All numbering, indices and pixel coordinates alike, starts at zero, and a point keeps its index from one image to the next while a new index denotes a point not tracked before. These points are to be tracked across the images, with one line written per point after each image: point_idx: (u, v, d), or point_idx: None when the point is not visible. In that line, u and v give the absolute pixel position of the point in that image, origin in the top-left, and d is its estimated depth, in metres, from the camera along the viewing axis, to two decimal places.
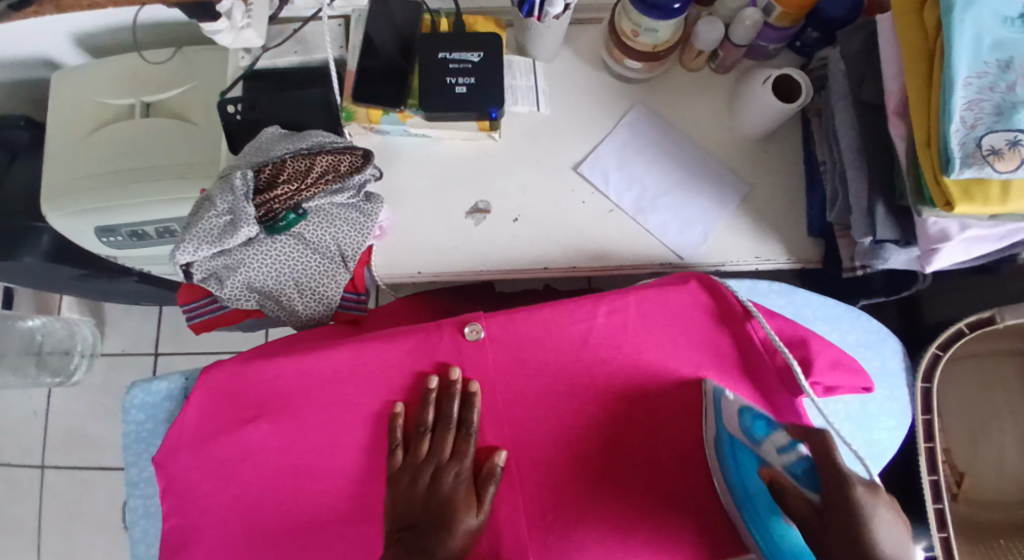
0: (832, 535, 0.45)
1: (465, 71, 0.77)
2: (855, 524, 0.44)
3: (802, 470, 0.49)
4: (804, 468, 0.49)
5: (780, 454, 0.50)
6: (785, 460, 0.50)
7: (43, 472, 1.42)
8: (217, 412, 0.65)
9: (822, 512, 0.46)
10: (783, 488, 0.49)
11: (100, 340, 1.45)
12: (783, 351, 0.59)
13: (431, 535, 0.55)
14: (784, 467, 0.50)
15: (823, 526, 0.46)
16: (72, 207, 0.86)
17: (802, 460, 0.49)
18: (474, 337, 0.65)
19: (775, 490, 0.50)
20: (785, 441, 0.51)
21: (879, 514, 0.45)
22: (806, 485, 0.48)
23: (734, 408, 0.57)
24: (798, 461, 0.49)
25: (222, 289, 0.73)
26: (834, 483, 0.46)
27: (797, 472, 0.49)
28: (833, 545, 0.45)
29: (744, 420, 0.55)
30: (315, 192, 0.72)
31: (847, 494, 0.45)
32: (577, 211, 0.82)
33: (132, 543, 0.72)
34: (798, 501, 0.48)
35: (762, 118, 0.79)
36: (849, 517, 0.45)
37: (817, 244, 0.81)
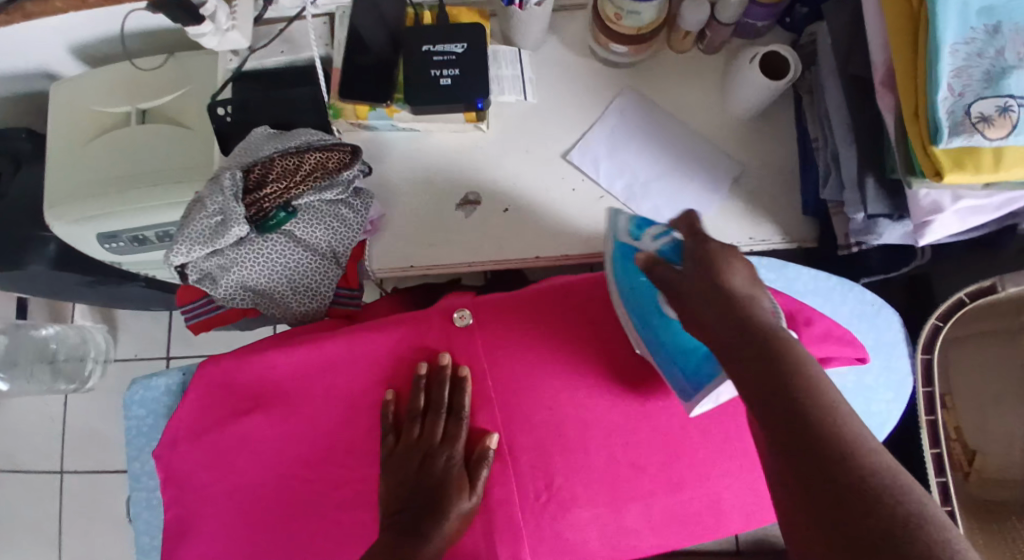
0: (695, 289, 0.49)
1: (449, 63, 0.77)
2: (712, 269, 0.49)
3: (670, 250, 0.55)
4: (672, 249, 0.55)
5: (657, 242, 0.57)
6: (660, 246, 0.57)
7: (61, 475, 1.45)
8: (214, 405, 0.67)
9: (682, 271, 0.50)
10: (654, 267, 0.52)
11: (113, 345, 1.48)
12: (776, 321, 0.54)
13: (427, 516, 0.56)
14: (657, 250, 0.56)
15: (685, 282, 0.50)
16: (73, 214, 0.87)
17: (673, 245, 0.56)
18: (463, 323, 0.65)
19: (645, 270, 0.53)
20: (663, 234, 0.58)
21: (734, 260, 0.49)
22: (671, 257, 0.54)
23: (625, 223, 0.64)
24: (670, 246, 0.56)
25: (216, 290, 0.74)
26: (694, 247, 0.52)
27: (667, 252, 0.55)
28: (696, 297, 0.48)
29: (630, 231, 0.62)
30: (304, 188, 0.74)
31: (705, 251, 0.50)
32: (567, 199, 0.82)
33: (136, 535, 0.73)
34: (663, 271, 0.52)
35: (752, 97, 0.78)
36: (705, 268, 0.49)
37: (813, 223, 0.80)
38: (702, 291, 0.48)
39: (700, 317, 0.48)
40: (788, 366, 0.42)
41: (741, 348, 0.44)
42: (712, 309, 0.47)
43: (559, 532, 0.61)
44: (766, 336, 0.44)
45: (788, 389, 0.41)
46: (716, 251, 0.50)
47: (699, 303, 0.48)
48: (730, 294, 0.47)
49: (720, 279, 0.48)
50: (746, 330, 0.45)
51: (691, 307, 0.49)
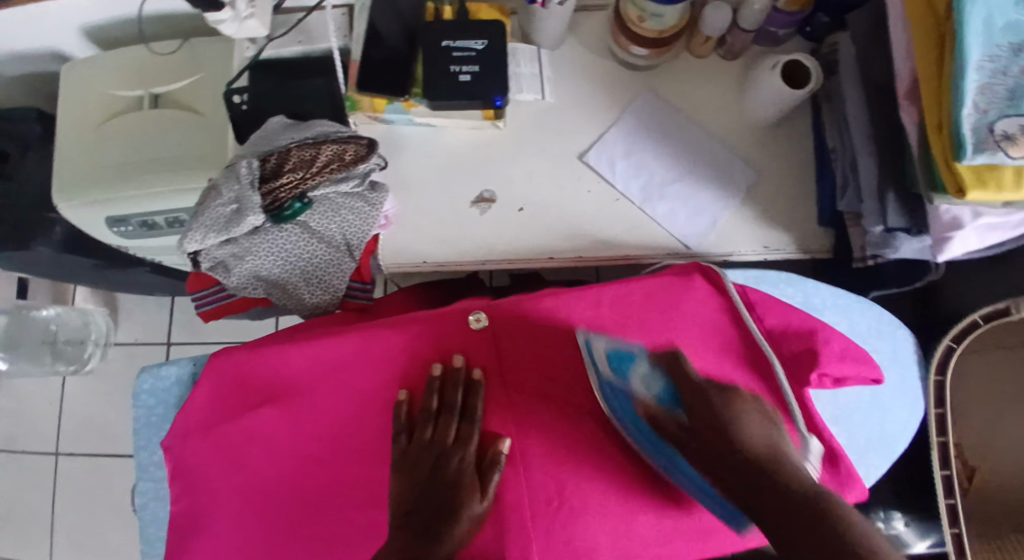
0: (709, 441, 0.51)
1: (469, 59, 0.76)
2: (727, 427, 0.51)
3: (668, 396, 0.55)
4: (668, 392, 0.55)
5: (646, 383, 0.56)
6: (652, 389, 0.56)
7: (58, 458, 1.45)
8: (226, 400, 0.67)
9: (694, 426, 0.52)
10: (656, 419, 0.55)
11: (114, 329, 1.47)
12: (770, 357, 0.62)
13: (438, 520, 0.56)
14: (652, 396, 0.56)
15: (700, 434, 0.52)
16: (83, 197, 0.87)
17: (667, 386, 0.56)
18: (477, 325, 0.66)
19: (651, 422, 0.55)
20: (650, 369, 0.57)
21: (744, 416, 0.52)
22: (670, 405, 0.55)
23: (602, 354, 0.60)
24: (664, 388, 0.56)
25: (229, 278, 0.74)
26: (696, 396, 0.53)
27: (664, 397, 0.55)
28: (712, 450, 0.50)
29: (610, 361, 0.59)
30: (320, 180, 0.73)
31: (709, 403, 0.52)
32: (582, 200, 0.82)
33: (142, 525, 0.73)
34: (671, 423, 0.54)
35: (772, 103, 0.78)
36: (722, 426, 0.51)
37: (828, 233, 0.80)
38: (718, 448, 0.50)
39: (723, 475, 0.49)
40: (829, 518, 0.43)
41: (774, 504, 0.45)
42: (731, 461, 0.49)
43: (570, 540, 0.61)
44: (792, 485, 0.46)
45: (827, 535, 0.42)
46: (718, 401, 0.53)
47: (716, 457, 0.50)
48: (750, 450, 0.49)
49: (734, 432, 0.50)
50: (766, 479, 0.47)
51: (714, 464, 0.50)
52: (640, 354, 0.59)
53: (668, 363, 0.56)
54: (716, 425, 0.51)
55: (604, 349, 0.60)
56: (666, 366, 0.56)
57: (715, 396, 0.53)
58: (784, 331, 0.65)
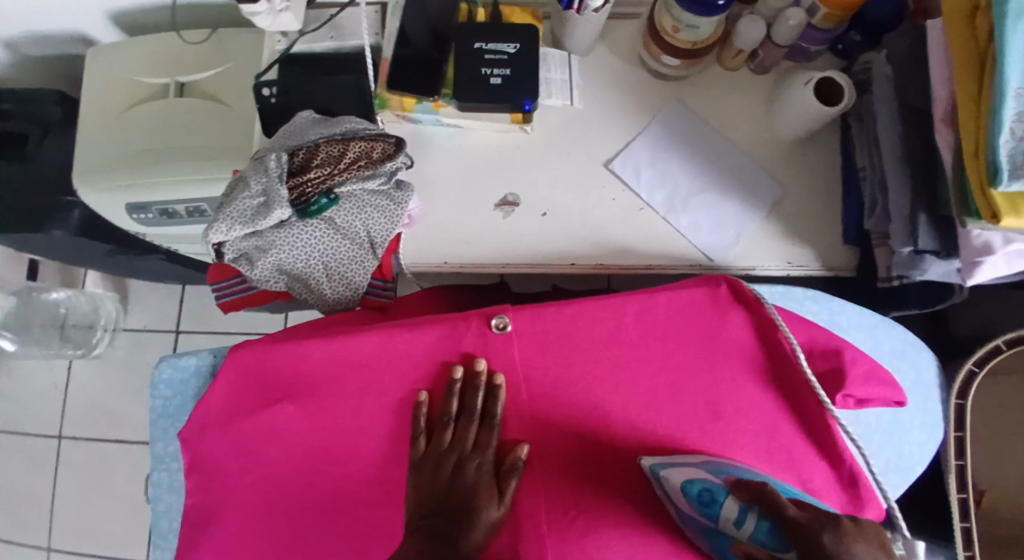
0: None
1: (500, 62, 0.76)
2: None
3: (769, 536, 0.47)
4: (767, 531, 0.48)
5: (741, 526, 0.49)
6: (752, 531, 0.48)
7: (61, 443, 1.44)
8: (244, 394, 0.66)
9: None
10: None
11: (123, 315, 1.47)
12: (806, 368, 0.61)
13: (456, 523, 0.55)
14: (750, 538, 0.48)
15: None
16: (106, 182, 0.87)
17: (764, 525, 0.48)
18: (500, 330, 0.64)
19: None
20: (741, 509, 0.50)
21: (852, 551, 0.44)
22: (775, 549, 0.46)
23: (677, 489, 0.56)
24: (762, 527, 0.48)
25: (253, 271, 0.73)
26: (801, 535, 0.45)
27: (764, 538, 0.47)
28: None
29: (691, 496, 0.54)
30: (347, 176, 0.73)
31: (818, 544, 0.44)
32: (607, 208, 0.82)
33: (155, 517, 0.73)
34: None
35: (803, 119, 0.78)
36: None
37: (852, 252, 0.80)
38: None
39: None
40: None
41: None
42: None
43: (585, 551, 0.59)
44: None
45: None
46: (825, 538, 0.44)
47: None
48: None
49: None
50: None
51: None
52: (720, 484, 0.54)
53: (759, 500, 0.49)
54: None
55: (677, 480, 0.56)
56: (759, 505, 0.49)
57: (827, 537, 0.44)
58: (811, 351, 0.65)
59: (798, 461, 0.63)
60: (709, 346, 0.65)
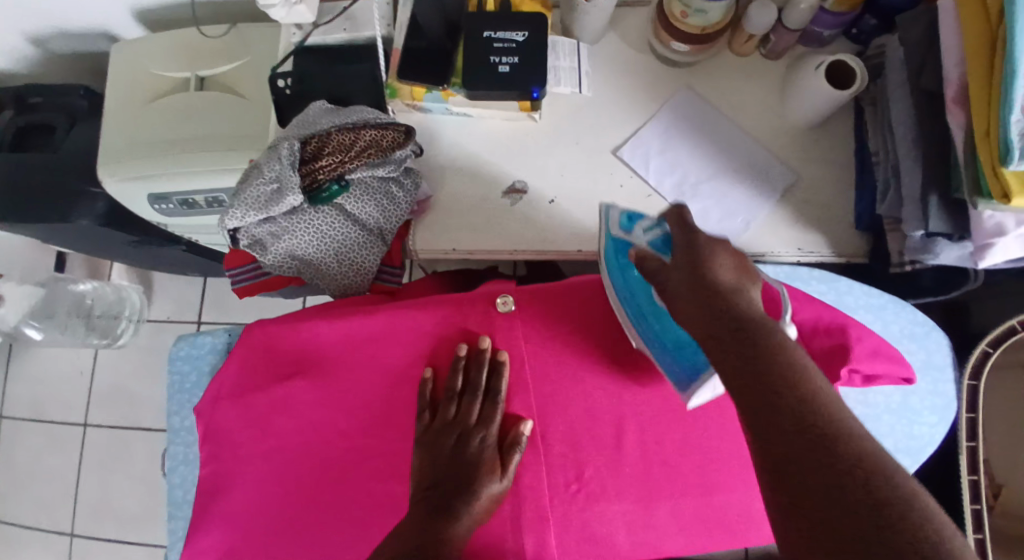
0: (688, 287, 0.49)
1: (509, 50, 0.77)
2: (703, 263, 0.49)
3: (661, 243, 0.57)
4: (662, 241, 0.57)
5: (647, 234, 0.59)
6: (651, 239, 0.59)
7: (86, 428, 1.49)
8: (256, 369, 0.68)
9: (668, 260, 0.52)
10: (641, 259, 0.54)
11: (147, 305, 1.51)
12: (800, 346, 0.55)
13: (456, 496, 0.57)
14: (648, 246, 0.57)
15: (678, 273, 0.50)
16: (126, 172, 0.89)
17: (662, 236, 0.58)
18: (505, 309, 0.65)
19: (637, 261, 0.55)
20: (654, 226, 0.60)
21: (719, 250, 0.50)
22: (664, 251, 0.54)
23: (616, 217, 0.64)
24: (659, 238, 0.58)
25: (266, 256, 0.75)
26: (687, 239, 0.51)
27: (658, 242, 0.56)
28: (681, 283, 0.49)
29: (622, 220, 0.63)
30: (358, 164, 0.74)
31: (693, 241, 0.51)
32: (614, 194, 0.82)
33: (170, 488, 0.76)
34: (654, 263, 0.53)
35: (814, 103, 0.77)
36: (696, 265, 0.49)
37: (864, 238, 0.79)
38: (687, 278, 0.49)
39: (683, 312, 0.49)
40: (767, 338, 0.44)
41: (734, 360, 0.44)
42: (701, 304, 0.47)
43: (587, 523, 0.62)
44: (748, 318, 0.46)
45: (776, 375, 0.42)
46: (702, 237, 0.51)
47: (683, 292, 0.49)
48: (716, 283, 0.47)
49: (703, 273, 0.48)
50: (729, 312, 0.46)
51: (674, 294, 0.50)
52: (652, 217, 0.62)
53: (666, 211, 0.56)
54: (693, 260, 0.49)
55: (618, 211, 0.64)
56: (663, 219, 0.58)
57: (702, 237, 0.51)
58: (815, 327, 0.63)
59: None
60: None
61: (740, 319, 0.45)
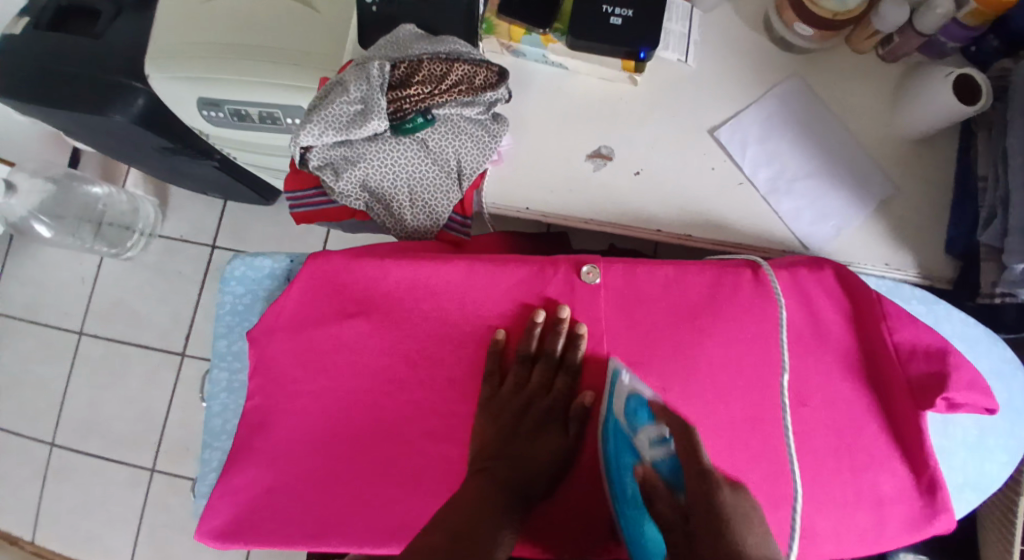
0: None
1: (624, 2, 0.71)
2: (727, 527, 0.43)
3: (669, 469, 0.49)
4: (671, 464, 0.49)
5: (650, 447, 0.51)
6: (655, 455, 0.50)
7: (81, 339, 1.43)
8: (316, 303, 0.63)
9: (689, 516, 0.45)
10: (653, 488, 0.48)
11: (162, 220, 1.45)
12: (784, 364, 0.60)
13: (522, 475, 0.53)
14: (652, 466, 0.49)
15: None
16: (171, 71, 0.80)
17: (669, 457, 0.49)
18: (591, 279, 0.62)
19: (645, 490, 0.49)
20: (659, 435, 0.51)
21: (743, 511, 0.44)
22: (672, 485, 0.48)
23: (622, 397, 0.56)
24: (666, 457, 0.49)
25: (336, 183, 0.69)
26: (699, 482, 0.45)
27: (665, 469, 0.49)
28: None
29: (629, 409, 0.55)
30: (447, 99, 0.68)
31: (705, 482, 0.45)
32: (705, 177, 0.77)
33: (209, 416, 0.74)
34: (665, 498, 0.47)
35: (931, 116, 0.73)
36: (723, 530, 0.43)
37: (951, 264, 0.77)
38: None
39: None
40: None
41: None
42: None
43: None
44: None
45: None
46: (720, 491, 0.45)
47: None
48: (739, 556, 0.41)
49: (726, 535, 0.42)
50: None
51: None
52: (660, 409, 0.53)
53: (675, 429, 0.49)
54: (712, 515, 0.43)
55: (628, 390, 0.57)
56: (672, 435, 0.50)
57: (718, 480, 0.45)
58: (913, 349, 0.62)
59: (883, 462, 0.63)
60: (798, 316, 0.64)
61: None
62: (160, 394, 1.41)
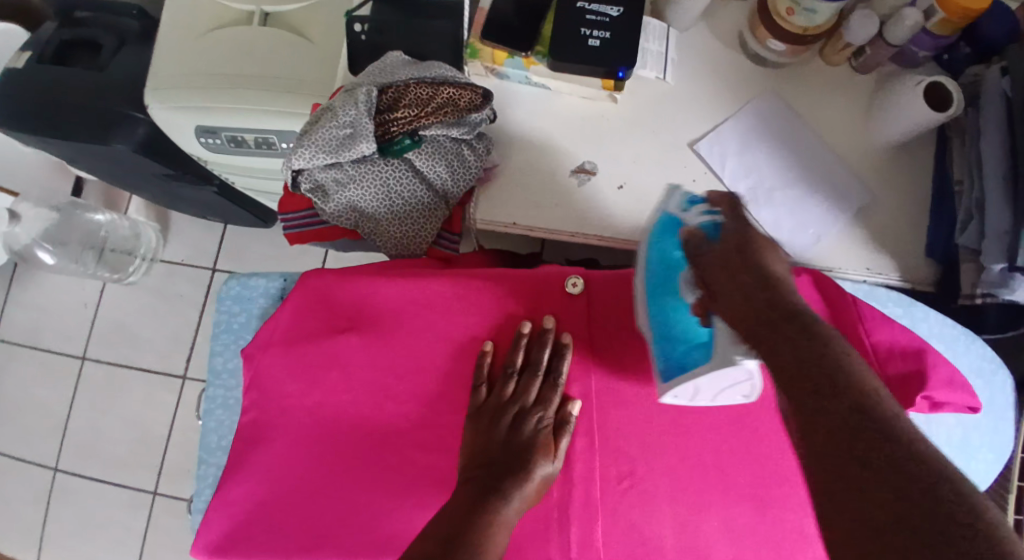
0: (747, 290, 0.47)
1: (602, 25, 0.74)
2: (764, 261, 0.48)
3: (711, 229, 0.52)
4: (715, 227, 0.52)
5: (699, 219, 0.53)
6: (701, 221, 0.53)
7: (83, 362, 1.45)
8: (310, 319, 0.66)
9: (725, 258, 0.49)
10: (694, 241, 0.52)
11: (163, 245, 1.47)
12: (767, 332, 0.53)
13: (508, 477, 0.54)
14: (699, 230, 0.52)
15: (728, 282, 0.48)
16: (167, 100, 0.83)
17: (715, 222, 0.52)
18: (574, 291, 0.63)
19: (686, 245, 0.53)
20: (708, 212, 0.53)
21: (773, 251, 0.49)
22: (712, 240, 0.51)
23: (677, 195, 0.57)
24: (712, 223, 0.52)
25: (327, 204, 0.73)
26: (741, 236, 0.50)
27: (709, 230, 0.52)
28: (729, 309, 0.48)
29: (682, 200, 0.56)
30: (433, 121, 0.70)
31: (748, 232, 0.50)
32: (686, 189, 0.79)
33: (205, 432, 0.76)
34: (705, 251, 0.51)
35: (904, 124, 0.75)
36: (757, 260, 0.48)
37: (931, 267, 0.78)
38: (744, 287, 0.47)
39: (765, 330, 0.44)
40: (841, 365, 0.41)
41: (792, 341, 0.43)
42: (769, 315, 0.45)
43: (635, 523, 0.60)
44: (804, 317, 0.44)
45: (837, 372, 0.41)
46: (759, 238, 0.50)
47: (756, 308, 0.46)
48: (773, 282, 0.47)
49: (760, 264, 0.48)
50: (820, 337, 0.43)
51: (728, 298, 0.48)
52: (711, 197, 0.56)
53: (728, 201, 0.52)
54: (748, 255, 0.48)
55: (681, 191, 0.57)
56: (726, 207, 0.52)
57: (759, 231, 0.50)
58: (892, 350, 0.63)
59: None
60: None
61: (816, 326, 0.44)
62: (162, 417, 1.42)
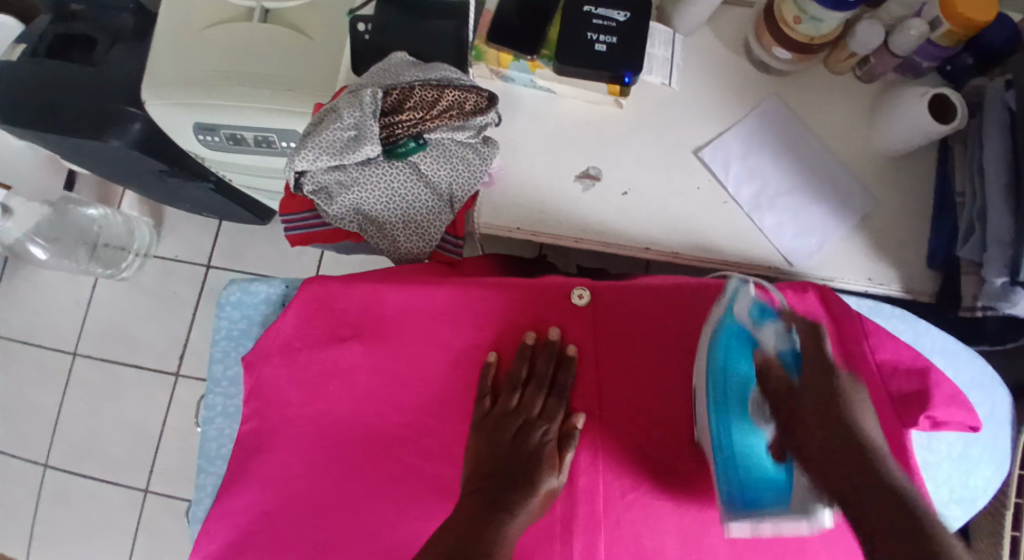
0: (830, 440, 0.42)
1: (608, 29, 0.73)
2: (850, 410, 0.43)
3: (791, 358, 0.47)
4: (795, 356, 0.47)
5: (777, 341, 0.49)
6: (779, 346, 0.48)
7: (75, 360, 1.43)
8: (313, 326, 0.66)
9: (804, 397, 0.44)
10: (771, 369, 0.47)
11: (156, 242, 1.46)
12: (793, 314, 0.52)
13: (510, 489, 0.53)
14: (777, 355, 0.48)
15: (806, 423, 0.43)
16: (166, 98, 0.82)
17: (794, 351, 0.48)
18: (580, 302, 0.64)
19: (761, 374, 0.48)
20: (786, 335, 0.49)
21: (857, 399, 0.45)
22: (792, 371, 0.47)
23: (745, 300, 0.52)
24: (790, 350, 0.48)
25: (329, 206, 0.72)
26: (826, 374, 0.45)
27: (789, 359, 0.47)
28: (822, 438, 0.42)
29: (752, 310, 0.51)
30: (438, 124, 0.70)
31: (832, 370, 0.45)
32: (690, 195, 0.79)
33: (205, 440, 0.76)
34: (782, 383, 0.46)
35: (907, 133, 0.75)
36: (843, 409, 0.43)
37: (933, 277, 0.78)
38: (826, 432, 0.42)
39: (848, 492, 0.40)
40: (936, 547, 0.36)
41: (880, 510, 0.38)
42: (851, 474, 0.40)
43: (638, 536, 0.60)
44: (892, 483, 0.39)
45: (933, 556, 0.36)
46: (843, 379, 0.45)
47: (841, 464, 0.41)
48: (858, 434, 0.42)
49: (845, 413, 0.43)
50: (906, 502, 0.38)
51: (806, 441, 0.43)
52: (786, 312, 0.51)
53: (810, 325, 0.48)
54: (829, 397, 0.44)
55: (750, 296, 0.52)
56: (809, 332, 0.48)
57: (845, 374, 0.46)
58: (895, 367, 0.63)
59: None
60: None
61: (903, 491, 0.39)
62: (155, 415, 1.41)
